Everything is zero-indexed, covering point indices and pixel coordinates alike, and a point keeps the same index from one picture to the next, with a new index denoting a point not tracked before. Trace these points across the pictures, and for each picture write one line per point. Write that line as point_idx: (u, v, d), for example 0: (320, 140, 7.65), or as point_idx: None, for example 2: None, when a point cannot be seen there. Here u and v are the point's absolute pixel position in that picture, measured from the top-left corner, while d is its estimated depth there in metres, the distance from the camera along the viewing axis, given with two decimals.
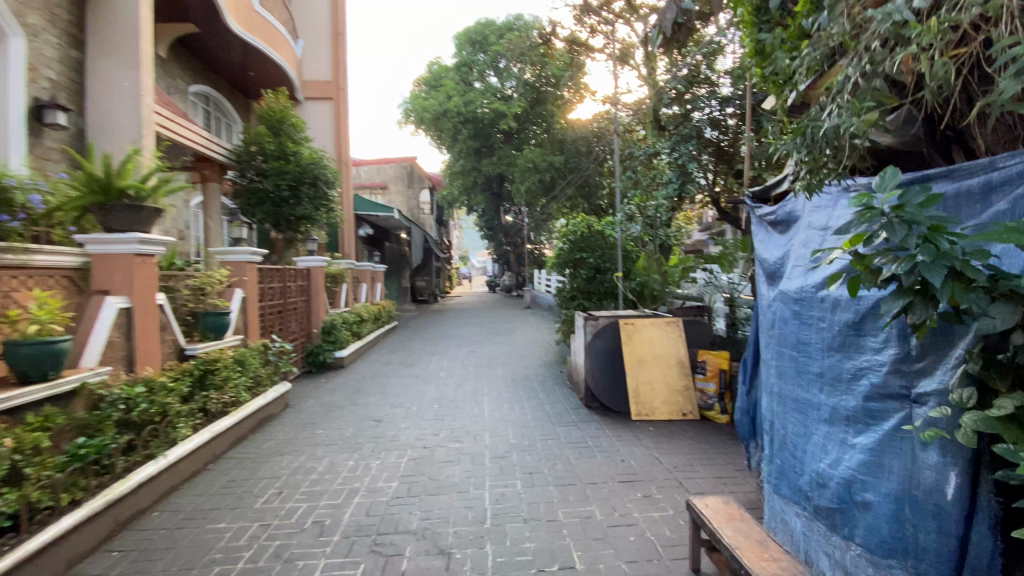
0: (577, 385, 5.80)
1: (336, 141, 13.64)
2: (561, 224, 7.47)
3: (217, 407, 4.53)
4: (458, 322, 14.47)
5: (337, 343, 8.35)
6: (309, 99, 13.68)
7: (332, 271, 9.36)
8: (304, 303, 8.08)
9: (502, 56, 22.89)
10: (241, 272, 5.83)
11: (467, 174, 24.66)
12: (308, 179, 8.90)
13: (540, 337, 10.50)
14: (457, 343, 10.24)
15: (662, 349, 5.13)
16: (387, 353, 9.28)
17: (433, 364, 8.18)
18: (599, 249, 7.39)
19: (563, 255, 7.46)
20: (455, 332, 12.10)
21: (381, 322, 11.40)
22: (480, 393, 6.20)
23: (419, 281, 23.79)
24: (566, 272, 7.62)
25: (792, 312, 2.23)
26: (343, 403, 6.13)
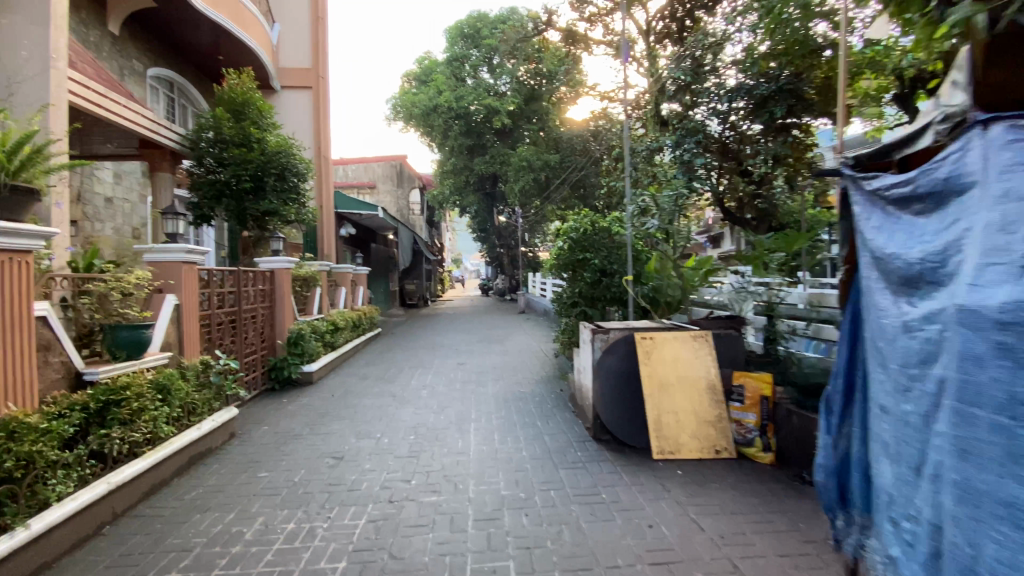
0: (582, 411, 4.82)
1: (315, 133, 12.62)
2: (561, 222, 6.55)
3: (119, 450, 3.49)
4: (446, 329, 13.46)
5: (306, 355, 7.32)
6: (287, 88, 12.65)
7: (302, 274, 8.33)
8: (265, 310, 7.02)
9: (495, 51, 21.94)
10: (173, 275, 4.77)
11: (459, 173, 23.67)
12: (274, 170, 7.88)
13: (536, 347, 9.50)
14: (444, 354, 9.23)
15: (686, 370, 4.21)
16: (365, 367, 8.26)
17: (415, 381, 7.16)
18: (605, 249, 6.37)
19: (562, 256, 6.50)
20: (443, 340, 11.07)
21: (362, 330, 10.36)
22: (466, 419, 5.20)
23: (408, 284, 22.75)
24: (567, 275, 6.62)
25: (998, 349, 1.36)
26: (302, 433, 5.12)
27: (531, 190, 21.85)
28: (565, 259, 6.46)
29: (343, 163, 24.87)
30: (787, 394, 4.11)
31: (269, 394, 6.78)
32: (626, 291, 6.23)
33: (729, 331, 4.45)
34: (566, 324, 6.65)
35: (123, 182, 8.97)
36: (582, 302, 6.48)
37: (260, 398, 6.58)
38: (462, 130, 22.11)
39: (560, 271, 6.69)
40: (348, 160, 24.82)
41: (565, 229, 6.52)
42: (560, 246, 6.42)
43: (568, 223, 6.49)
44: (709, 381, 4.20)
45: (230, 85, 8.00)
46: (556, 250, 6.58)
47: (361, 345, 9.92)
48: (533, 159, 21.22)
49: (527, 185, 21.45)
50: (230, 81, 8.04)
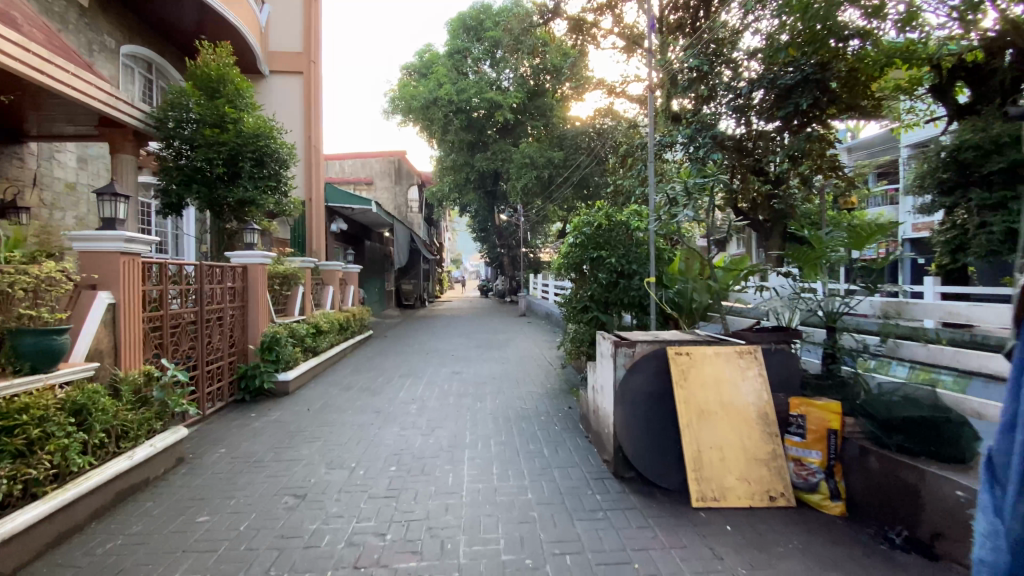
0: (598, 440, 4.02)
1: (306, 121, 11.77)
2: (573, 215, 5.75)
3: (5, 494, 2.69)
4: (443, 332, 12.63)
5: (281, 362, 6.51)
6: (275, 73, 11.84)
7: (281, 270, 7.52)
8: (234, 311, 6.19)
9: (498, 43, 21.11)
10: (109, 269, 3.97)
11: (459, 170, 22.81)
12: (249, 154, 7.04)
13: (538, 355, 8.69)
14: (438, 360, 8.42)
15: (730, 395, 3.42)
16: (350, 375, 7.44)
17: (403, 393, 6.33)
18: (623, 246, 5.53)
19: (572, 252, 5.70)
20: (437, 345, 10.24)
21: (350, 334, 9.53)
22: (458, 444, 4.38)
23: (405, 284, 21.99)
24: (578, 274, 5.80)
25: None
26: (262, 458, 4.28)
27: (534, 188, 21.03)
28: (575, 255, 5.65)
29: (340, 158, 24.02)
30: (858, 427, 3.31)
31: (236, 407, 5.95)
32: (647, 294, 5.42)
33: (781, 346, 3.65)
34: (576, 331, 5.84)
35: (88, 167, 8.13)
36: (595, 305, 5.69)
37: (225, 412, 5.76)
38: (462, 125, 21.27)
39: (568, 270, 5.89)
40: (345, 155, 23.97)
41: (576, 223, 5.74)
42: (571, 242, 5.63)
43: (580, 216, 5.70)
44: (758, 409, 3.41)
45: (205, 59, 7.19)
46: (565, 246, 5.79)
47: (348, 350, 9.09)
48: (537, 156, 20.42)
49: (529, 183, 20.66)
50: (205, 55, 7.24)
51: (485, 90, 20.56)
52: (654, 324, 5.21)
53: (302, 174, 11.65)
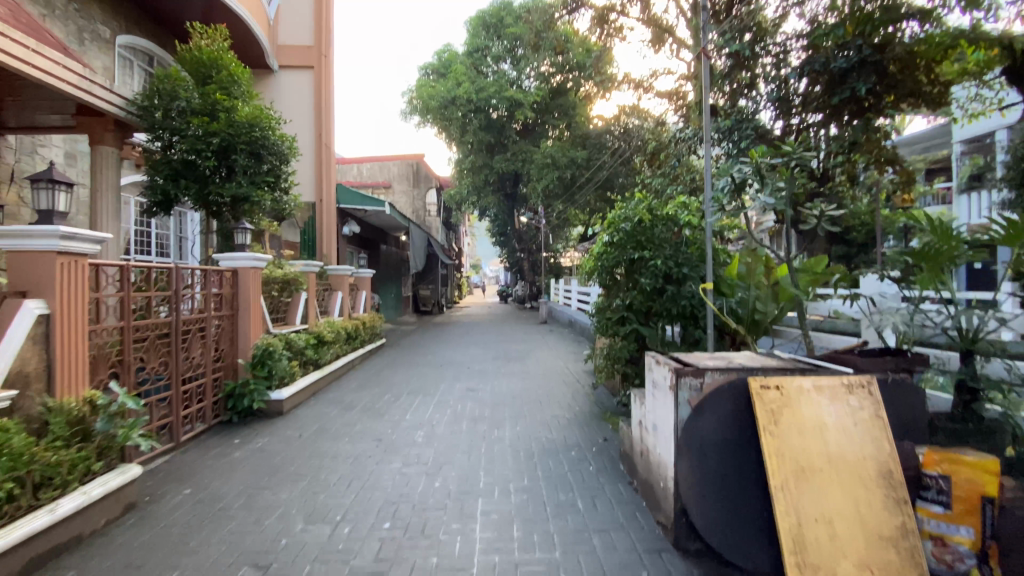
0: (650, 492, 3.13)
1: (316, 117, 11.10)
2: (610, 210, 4.84)
3: None
4: (461, 341, 11.82)
5: (274, 378, 5.74)
6: (285, 68, 11.21)
7: (281, 276, 6.80)
8: (221, 321, 5.44)
9: (519, 40, 20.31)
10: (42, 272, 3.26)
11: (478, 172, 21.98)
12: (243, 145, 6.33)
13: (565, 370, 7.80)
14: (452, 374, 7.59)
15: (837, 445, 2.51)
16: (354, 393, 6.67)
17: (411, 415, 5.51)
18: (671, 245, 4.61)
19: (606, 253, 4.81)
20: (452, 356, 9.42)
21: (358, 344, 8.78)
22: (471, 491, 3.53)
23: (423, 289, 21.34)
24: (616, 279, 4.91)
25: None
26: (230, 505, 3.50)
27: (556, 190, 20.15)
28: (609, 256, 4.76)
29: (357, 161, 23.49)
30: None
31: (220, 432, 5.21)
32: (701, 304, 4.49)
33: (899, 374, 2.73)
34: (611, 347, 4.94)
35: (77, 165, 7.56)
36: (634, 315, 4.80)
37: (206, 438, 5.01)
38: (481, 125, 20.52)
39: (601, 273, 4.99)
40: (362, 158, 23.43)
41: (611, 219, 4.86)
42: (606, 240, 4.75)
43: (615, 210, 4.81)
44: (878, 467, 2.48)
45: (197, 43, 6.52)
46: (597, 246, 4.90)
47: (355, 363, 8.34)
48: (559, 156, 19.59)
49: (551, 184, 19.79)
50: (197, 39, 6.57)
51: (505, 89, 19.80)
52: (712, 341, 4.19)
53: (313, 174, 10.99)
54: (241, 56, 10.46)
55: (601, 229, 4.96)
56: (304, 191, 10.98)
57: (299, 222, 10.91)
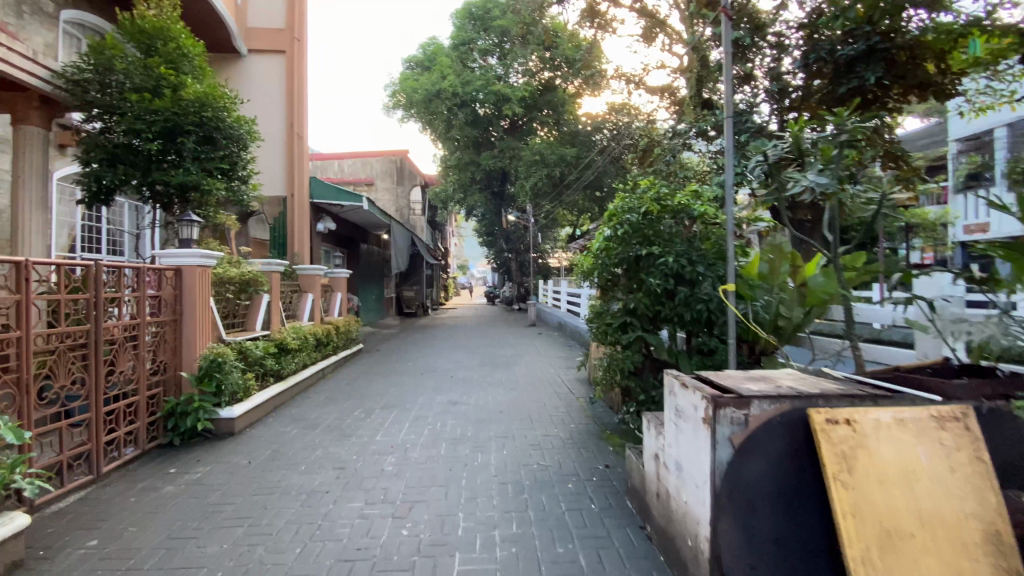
0: (671, 547, 2.48)
1: (288, 106, 10.29)
2: (613, 200, 4.14)
3: None
4: (445, 345, 11.13)
5: (225, 394, 4.98)
6: (254, 52, 10.38)
7: (238, 276, 6.03)
8: (159, 328, 4.67)
9: (507, 33, 19.55)
10: None
11: (463, 169, 21.01)
12: (190, 127, 5.53)
13: (556, 379, 7.14)
14: (432, 385, 6.90)
15: (933, 500, 1.89)
16: (321, 408, 5.93)
17: (382, 436, 4.80)
18: (683, 241, 3.95)
19: (607, 249, 4.11)
20: (434, 362, 8.70)
21: (329, 351, 8.03)
22: (447, 542, 2.85)
23: (407, 291, 20.55)
24: (619, 280, 4.22)
25: None
26: (142, 565, 2.76)
27: (544, 188, 19.50)
28: (610, 253, 4.07)
29: (338, 157, 22.52)
30: None
31: (157, 459, 4.45)
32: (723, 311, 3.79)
33: (995, 403, 2.13)
34: (611, 357, 4.28)
35: None
36: (636, 320, 4.14)
37: (137, 467, 4.25)
38: (467, 120, 19.69)
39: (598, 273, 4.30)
40: (344, 154, 22.47)
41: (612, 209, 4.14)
42: (607, 235, 4.04)
43: (618, 200, 4.11)
44: (983, 528, 1.86)
45: (141, 10, 5.70)
46: (596, 241, 4.20)
47: (325, 372, 7.59)
48: (547, 153, 18.99)
49: (539, 182, 19.12)
50: (142, 6, 5.77)
51: (493, 83, 19.03)
52: (735, 357, 3.48)
53: (284, 167, 10.21)
54: (205, 37, 9.62)
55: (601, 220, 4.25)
56: (274, 185, 10.20)
57: (268, 218, 10.13)
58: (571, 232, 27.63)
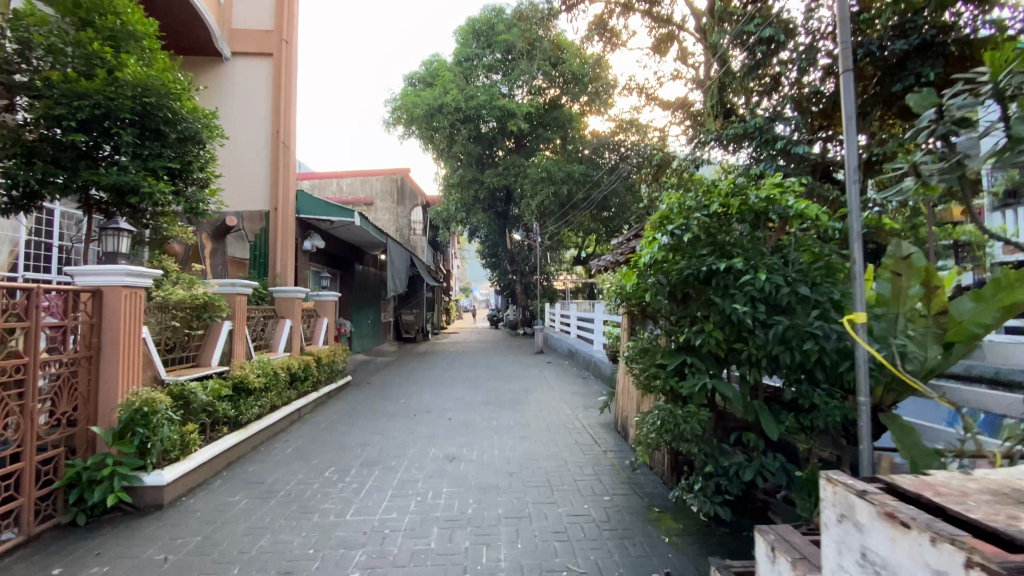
0: None
1: (274, 112, 9.24)
2: (668, 198, 3.02)
3: None
4: (445, 377, 9.94)
5: (152, 455, 3.84)
6: (238, 54, 9.39)
7: (189, 303, 4.92)
8: (59, 369, 3.52)
9: (512, 49, 18.67)
10: None
11: (466, 187, 19.75)
12: (129, 117, 4.49)
13: (575, 424, 5.95)
14: (426, 432, 5.72)
15: None
16: (285, 466, 4.76)
17: (354, 514, 3.61)
18: (772, 253, 2.81)
19: (663, 262, 2.97)
20: (430, 400, 7.50)
21: (307, 387, 6.87)
22: None
23: (407, 315, 19.44)
24: (676, 308, 3.07)
25: None
26: None
27: (551, 207, 18.51)
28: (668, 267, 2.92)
29: (337, 176, 21.47)
30: None
31: (48, 548, 3.27)
32: (840, 352, 2.61)
33: None
34: (662, 410, 3.15)
35: None
36: (699, 361, 3.04)
37: (11, 563, 3.07)
38: (471, 137, 18.70)
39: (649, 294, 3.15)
40: (343, 173, 21.45)
41: (668, 207, 3.02)
42: (663, 242, 2.90)
43: (677, 194, 2.99)
44: None
45: None
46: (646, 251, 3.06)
47: (298, 415, 6.43)
48: (555, 170, 18.04)
49: (546, 201, 18.11)
50: None
51: (497, 98, 18.11)
52: (869, 423, 2.32)
53: (268, 179, 9.14)
54: (183, 36, 8.63)
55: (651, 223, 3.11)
56: (257, 199, 9.13)
57: (248, 235, 9.05)
58: (577, 253, 26.56)
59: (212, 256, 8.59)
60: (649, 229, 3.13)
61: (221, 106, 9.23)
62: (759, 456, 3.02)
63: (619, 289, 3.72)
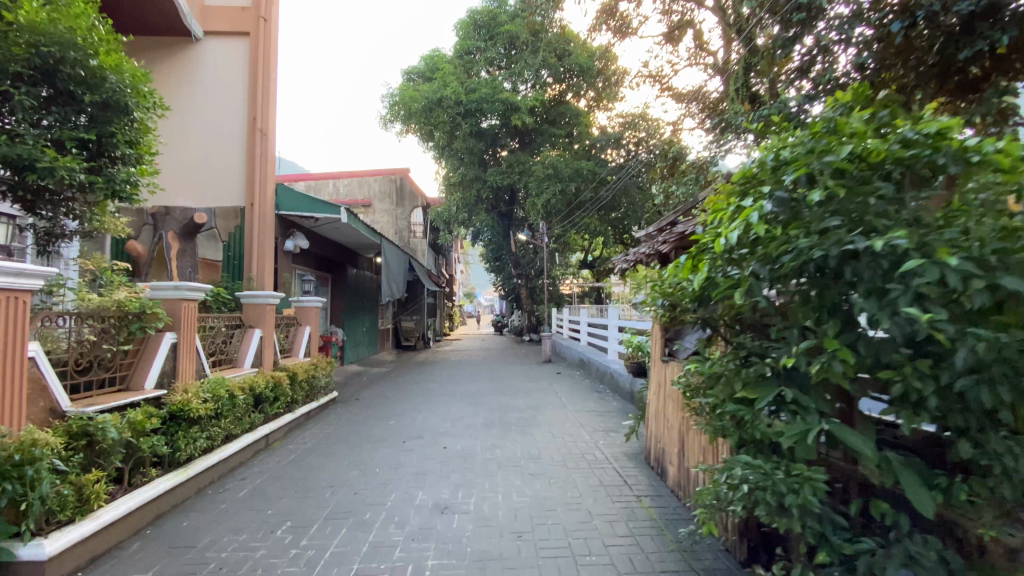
0: None
1: (252, 97, 8.20)
2: (765, 147, 1.95)
3: None
4: (443, 392, 8.90)
5: (28, 519, 2.78)
6: (212, 34, 8.35)
7: (110, 313, 3.89)
8: None
9: (515, 40, 17.65)
10: None
11: (467, 186, 18.72)
12: (23, 70, 3.55)
13: (597, 456, 4.89)
14: (415, 468, 4.65)
15: None
16: (228, 520, 3.71)
17: None
18: (946, 226, 1.73)
19: (764, 239, 1.89)
20: (424, 421, 6.45)
21: (277, 409, 5.84)
22: None
23: (406, 321, 18.45)
24: (775, 317, 2.02)
25: None
26: None
27: (557, 206, 17.39)
28: (772, 248, 1.84)
29: (334, 177, 20.49)
30: None
31: None
32: None
33: None
34: (749, 468, 2.10)
35: None
36: (807, 397, 2.01)
37: None
38: (472, 132, 17.67)
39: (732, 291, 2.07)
40: (340, 173, 20.47)
41: (770, 156, 1.93)
42: (765, 206, 1.82)
43: (783, 137, 1.92)
44: None
45: None
46: (729, 224, 1.98)
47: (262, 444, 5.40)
48: (562, 167, 17.00)
49: (552, 200, 17.05)
50: None
51: (501, 91, 17.03)
52: None
53: (243, 172, 8.11)
54: (147, 12, 7.59)
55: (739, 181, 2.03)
56: (230, 194, 8.08)
57: (221, 234, 8.05)
58: (584, 256, 25.52)
59: (180, 258, 7.80)
60: (738, 190, 2.04)
61: (192, 92, 8.19)
62: (900, 541, 1.98)
63: (673, 287, 2.66)
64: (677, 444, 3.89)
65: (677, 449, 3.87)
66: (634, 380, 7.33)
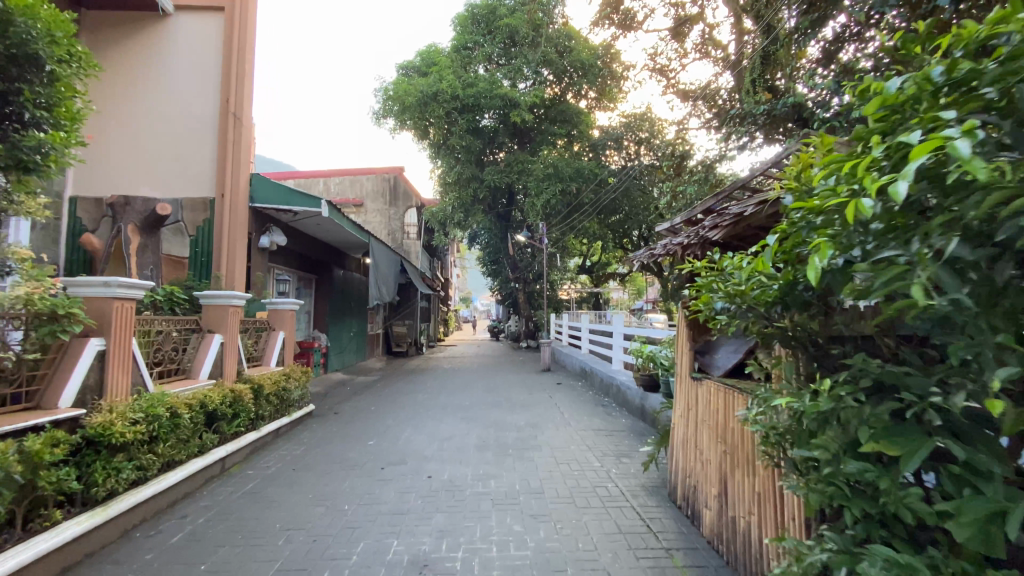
0: None
1: (225, 78, 7.39)
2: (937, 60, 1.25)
3: None
4: (433, 404, 8.12)
5: None
6: (183, 8, 7.54)
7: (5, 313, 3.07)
8: None
9: (515, 35, 16.98)
10: None
11: (464, 186, 17.97)
12: None
13: (610, 491, 4.12)
14: (392, 505, 3.85)
15: None
16: None
17: None
18: None
19: (951, 197, 1.14)
20: (408, 442, 5.66)
21: (238, 428, 5.04)
22: None
23: (398, 326, 17.66)
24: (935, 330, 1.28)
25: None
26: None
27: (557, 207, 16.66)
28: (977, 213, 1.07)
29: (325, 175, 19.82)
30: None
31: None
32: None
33: None
34: (891, 567, 1.36)
35: None
36: (986, 457, 1.27)
37: None
38: (469, 129, 16.95)
39: (871, 284, 1.32)
40: (330, 171, 19.70)
41: (944, 66, 1.24)
42: (975, 132, 1.08)
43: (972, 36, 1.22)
44: None
45: None
46: (878, 175, 1.27)
47: (214, 470, 4.60)
48: (562, 166, 16.29)
49: (552, 200, 16.35)
50: None
51: (499, 86, 16.29)
52: None
53: (214, 160, 7.30)
54: None
55: (882, 112, 1.35)
56: (199, 184, 7.27)
57: (188, 228, 7.24)
58: (583, 261, 24.83)
59: (141, 253, 6.85)
60: (884, 126, 1.35)
61: (159, 71, 7.37)
62: None
63: (746, 286, 1.88)
64: (718, 482, 3.10)
65: (717, 489, 3.09)
66: (645, 396, 6.56)
